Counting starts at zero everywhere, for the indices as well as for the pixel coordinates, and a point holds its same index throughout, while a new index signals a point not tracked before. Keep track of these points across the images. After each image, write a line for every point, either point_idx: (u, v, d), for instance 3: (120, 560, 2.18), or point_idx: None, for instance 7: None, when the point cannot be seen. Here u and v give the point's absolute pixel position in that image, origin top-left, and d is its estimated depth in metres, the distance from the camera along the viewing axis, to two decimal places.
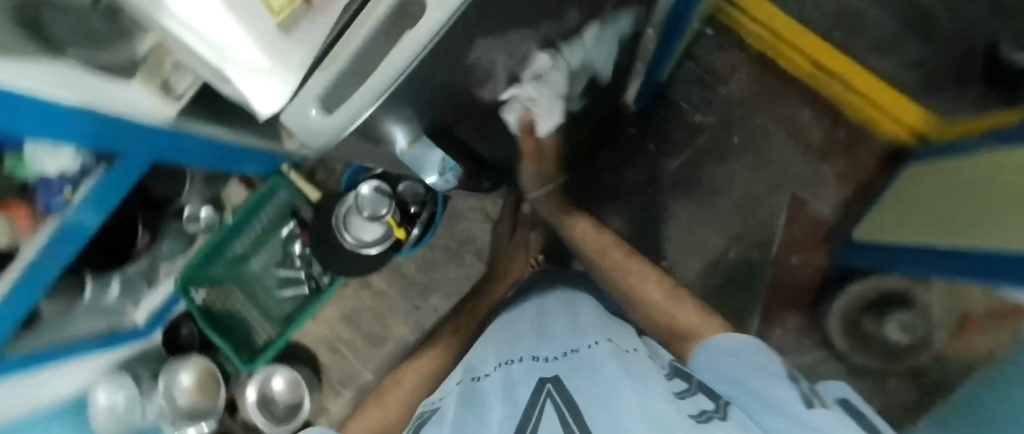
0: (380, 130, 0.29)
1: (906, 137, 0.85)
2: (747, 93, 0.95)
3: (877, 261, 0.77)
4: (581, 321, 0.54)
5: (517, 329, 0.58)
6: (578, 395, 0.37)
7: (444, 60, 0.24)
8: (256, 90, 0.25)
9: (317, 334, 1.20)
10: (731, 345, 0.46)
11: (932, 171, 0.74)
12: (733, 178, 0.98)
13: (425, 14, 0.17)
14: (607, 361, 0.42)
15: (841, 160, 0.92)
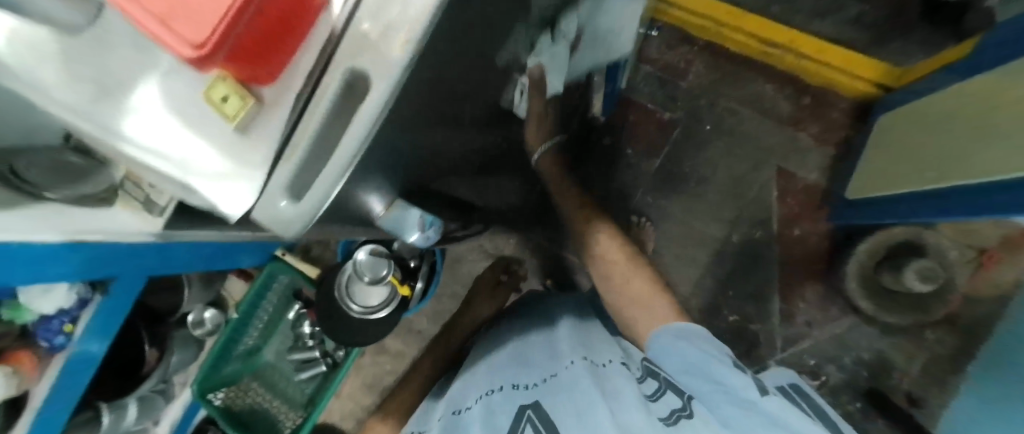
0: (354, 211, 0.28)
1: (869, 89, 0.88)
2: (706, 81, 0.98)
3: (879, 219, 0.75)
4: (555, 343, 0.60)
5: (497, 356, 0.63)
6: (554, 415, 0.48)
7: (404, 132, 0.24)
8: (218, 194, 0.23)
9: (343, 410, 1.17)
10: (685, 331, 0.54)
11: (907, 116, 0.76)
12: (716, 163, 0.98)
13: (374, 86, 0.19)
14: (583, 380, 0.50)
15: (814, 123, 0.93)
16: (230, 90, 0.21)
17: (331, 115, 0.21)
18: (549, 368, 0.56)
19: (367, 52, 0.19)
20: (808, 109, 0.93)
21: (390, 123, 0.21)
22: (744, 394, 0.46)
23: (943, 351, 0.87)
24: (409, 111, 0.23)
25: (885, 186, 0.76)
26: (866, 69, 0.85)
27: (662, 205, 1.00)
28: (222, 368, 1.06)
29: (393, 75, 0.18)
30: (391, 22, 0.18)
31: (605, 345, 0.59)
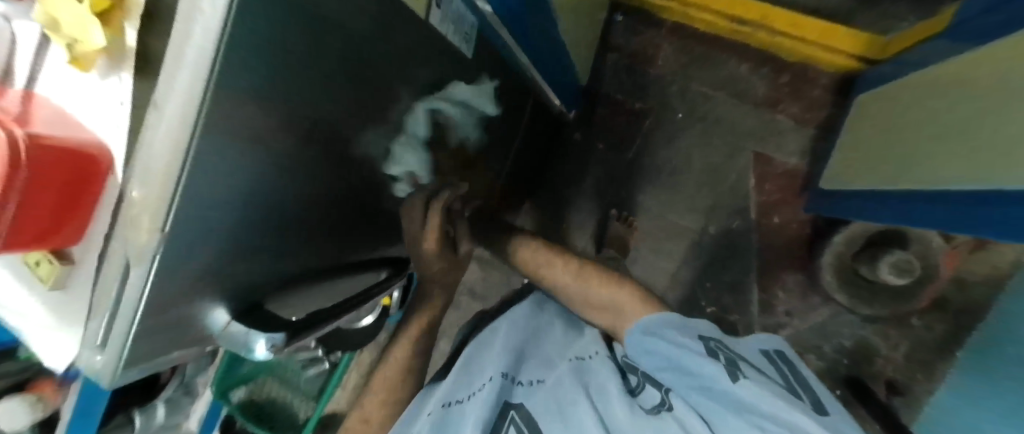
0: (191, 327, 0.30)
1: (851, 63, 0.80)
2: (676, 66, 0.92)
3: (849, 214, 0.70)
4: (548, 347, 0.57)
5: (482, 340, 0.58)
6: (541, 418, 0.46)
7: (212, 261, 0.27)
8: (54, 346, 0.27)
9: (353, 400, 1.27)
10: (657, 324, 0.54)
11: (884, 95, 0.69)
12: (690, 154, 0.93)
13: (149, 238, 0.21)
14: (573, 384, 0.48)
15: (794, 104, 0.87)
16: (42, 256, 0.26)
17: (117, 278, 0.22)
18: (536, 366, 0.53)
19: (128, 226, 0.21)
20: (785, 88, 0.87)
21: (171, 277, 0.24)
22: (717, 384, 0.46)
23: (930, 337, 0.84)
24: (204, 251, 0.26)
25: (858, 177, 0.70)
26: (847, 41, 0.78)
27: (636, 198, 0.97)
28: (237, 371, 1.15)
29: (149, 252, 0.21)
30: (140, 205, 0.20)
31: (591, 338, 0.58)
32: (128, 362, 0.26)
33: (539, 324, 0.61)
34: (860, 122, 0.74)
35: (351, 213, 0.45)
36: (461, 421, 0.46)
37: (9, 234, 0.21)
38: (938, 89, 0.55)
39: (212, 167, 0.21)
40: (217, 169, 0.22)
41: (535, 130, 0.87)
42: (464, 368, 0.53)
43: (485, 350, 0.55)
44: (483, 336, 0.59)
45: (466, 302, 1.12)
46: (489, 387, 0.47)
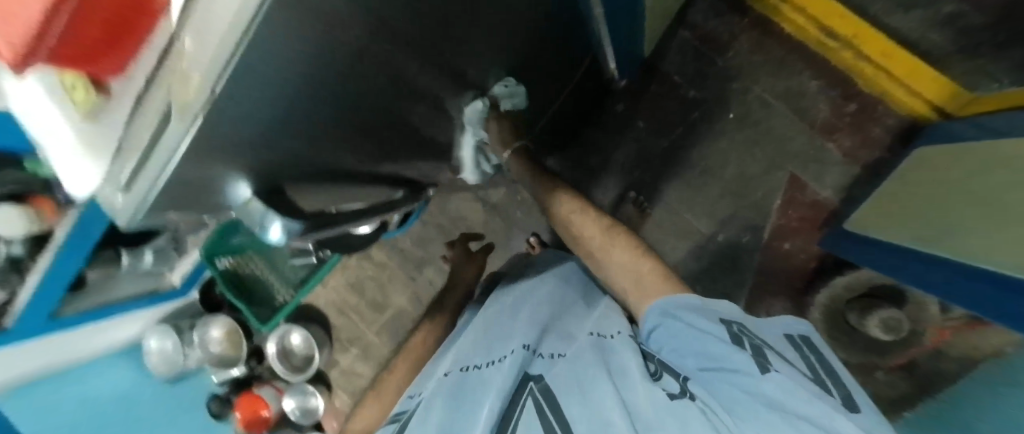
0: (215, 195, 0.30)
1: (922, 110, 0.78)
2: (746, 62, 0.86)
3: (881, 268, 0.70)
4: (565, 323, 0.58)
5: (505, 318, 0.61)
6: (553, 385, 0.46)
7: (246, 134, 0.24)
8: (68, 175, 0.25)
9: (329, 298, 1.30)
10: (682, 302, 0.50)
11: (946, 154, 0.66)
12: (727, 157, 0.90)
13: (196, 96, 0.18)
14: (590, 360, 0.47)
15: (849, 136, 0.83)
16: (80, 82, 0.26)
17: (158, 125, 0.20)
18: (557, 342, 0.53)
19: (178, 77, 0.18)
20: (847, 118, 0.82)
21: (210, 143, 0.21)
22: (739, 377, 0.42)
23: (887, 392, 0.87)
24: (245, 130, 0.23)
25: (912, 238, 0.68)
26: (928, 84, 0.76)
27: (659, 185, 0.95)
28: (229, 241, 1.19)
29: (193, 111, 0.18)
30: (189, 53, 0.18)
31: (610, 315, 0.57)
32: (149, 210, 0.25)
33: (564, 302, 0.62)
34: (911, 177, 0.71)
35: (399, 125, 0.44)
36: (482, 385, 0.48)
37: (45, 56, 0.19)
38: (1004, 160, 0.53)
39: (283, 28, 0.17)
40: (288, 37, 0.18)
41: (584, 93, 0.84)
42: (489, 339, 0.57)
43: (511, 325, 0.58)
44: (510, 313, 0.61)
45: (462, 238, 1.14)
46: (512, 360, 0.49)
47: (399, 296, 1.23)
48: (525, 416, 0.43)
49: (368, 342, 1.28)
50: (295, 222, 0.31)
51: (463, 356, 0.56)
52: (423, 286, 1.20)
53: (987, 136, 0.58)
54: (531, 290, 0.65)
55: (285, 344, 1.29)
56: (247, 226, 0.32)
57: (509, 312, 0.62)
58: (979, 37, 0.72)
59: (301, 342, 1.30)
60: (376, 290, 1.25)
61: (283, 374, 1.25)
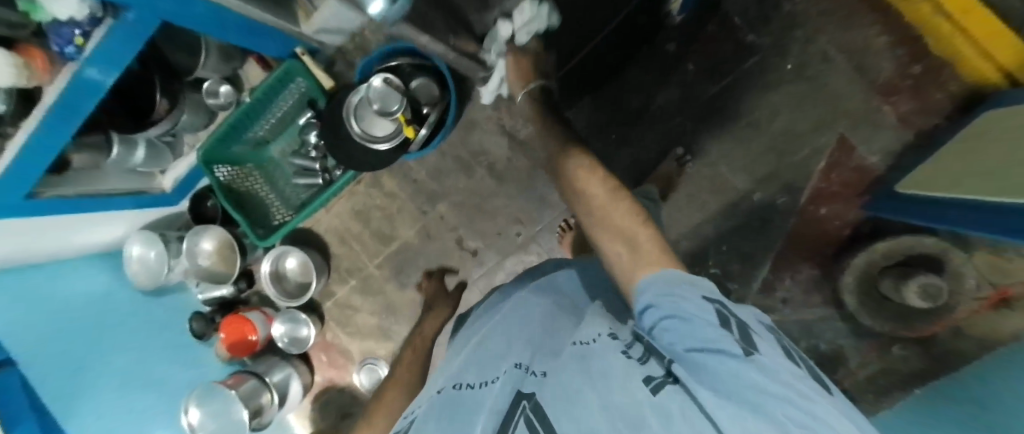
0: None
1: (993, 77, 0.73)
2: (813, 8, 0.82)
3: (927, 220, 0.67)
4: (554, 332, 0.43)
5: (490, 332, 0.47)
6: (551, 408, 0.30)
7: None
8: None
9: (331, 223, 1.23)
10: (663, 277, 0.31)
11: (1003, 117, 0.64)
12: (777, 112, 0.86)
13: None
14: (578, 372, 0.32)
15: (907, 99, 0.80)
16: None
17: None
18: (543, 354, 0.39)
19: None
20: (909, 80, 0.79)
21: None
22: (738, 377, 0.24)
23: (903, 367, 0.86)
24: None
25: (968, 188, 0.64)
26: (1005, 50, 0.71)
27: (699, 136, 0.90)
28: (231, 148, 1.13)
29: None
30: None
31: (594, 317, 0.41)
32: None
33: (548, 308, 0.48)
34: (972, 138, 0.69)
35: None
36: (471, 414, 0.34)
37: None
38: None
39: None
40: None
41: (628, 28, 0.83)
42: (482, 353, 0.43)
43: (500, 337, 0.45)
44: (491, 328, 0.47)
45: (481, 174, 1.08)
46: (499, 384, 0.35)
47: (408, 229, 1.17)
48: None
49: (368, 274, 1.22)
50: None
51: (456, 372, 0.42)
52: (433, 221, 1.14)
53: None
54: (522, 301, 0.51)
55: (279, 268, 1.22)
56: None
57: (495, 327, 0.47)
58: None
59: (297, 265, 1.22)
60: (382, 221, 1.19)
61: (276, 297, 1.18)
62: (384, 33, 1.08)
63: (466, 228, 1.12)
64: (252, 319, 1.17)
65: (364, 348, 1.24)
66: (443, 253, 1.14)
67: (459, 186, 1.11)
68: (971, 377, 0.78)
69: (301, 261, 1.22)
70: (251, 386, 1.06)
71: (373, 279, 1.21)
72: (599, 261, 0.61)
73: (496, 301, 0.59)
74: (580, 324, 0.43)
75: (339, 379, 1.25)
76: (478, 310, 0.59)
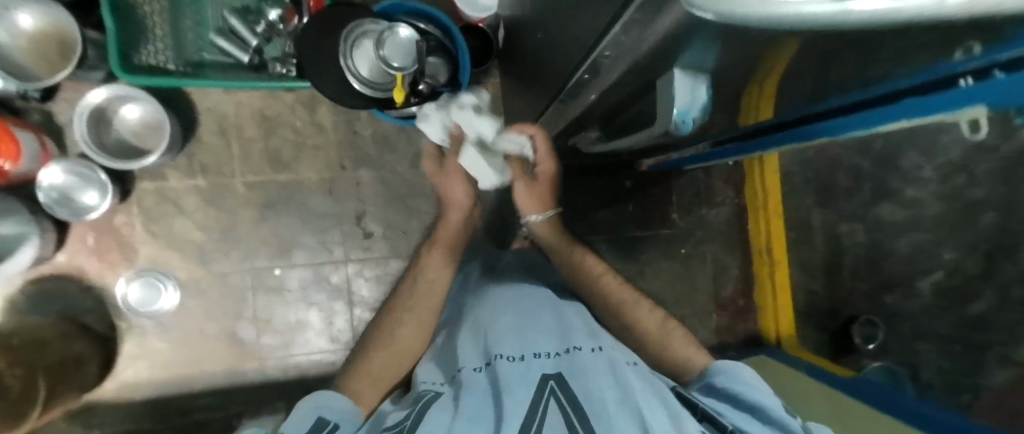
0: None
1: (771, 333, 1.19)
2: (718, 227, 1.19)
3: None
4: (568, 327, 0.62)
5: (515, 322, 0.62)
6: (577, 396, 0.51)
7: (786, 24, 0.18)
8: None
9: (218, 105, 0.96)
10: (730, 366, 0.59)
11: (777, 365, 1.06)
12: (661, 273, 1.18)
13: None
14: (597, 369, 0.54)
15: (725, 314, 1.19)
16: None
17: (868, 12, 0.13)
18: (558, 341, 0.59)
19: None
20: (733, 307, 1.21)
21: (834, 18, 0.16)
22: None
23: None
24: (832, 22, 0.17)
25: None
26: (785, 321, 1.17)
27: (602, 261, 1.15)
28: None
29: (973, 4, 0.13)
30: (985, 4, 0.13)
31: (598, 339, 0.61)
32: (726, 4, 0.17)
33: (561, 316, 0.64)
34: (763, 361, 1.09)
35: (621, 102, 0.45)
36: (519, 377, 0.53)
37: None
38: (841, 399, 0.88)
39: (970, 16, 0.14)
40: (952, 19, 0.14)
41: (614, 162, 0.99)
42: (523, 343, 0.58)
43: (535, 336, 0.60)
44: (522, 323, 0.62)
45: (424, 172, 1.04)
46: (533, 364, 0.55)
47: (311, 170, 1.01)
48: (556, 424, 0.48)
49: (226, 185, 0.97)
50: (706, 85, 0.31)
51: (495, 342, 0.59)
52: (346, 181, 1.02)
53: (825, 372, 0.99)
54: (538, 304, 0.67)
55: (109, 107, 0.88)
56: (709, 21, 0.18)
57: (525, 321, 0.62)
58: (817, 312, 1.13)
59: (137, 119, 0.91)
60: (288, 142, 1.00)
61: (78, 138, 0.84)
62: None
63: (375, 209, 1.03)
64: (20, 142, 0.79)
65: (156, 258, 0.94)
66: (334, 216, 1.01)
67: (397, 168, 1.04)
68: None
69: (148, 118, 0.91)
70: None
71: (228, 193, 0.97)
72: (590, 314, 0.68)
73: (506, 285, 0.73)
74: (580, 329, 0.62)
75: (92, 275, 0.91)
76: (483, 290, 0.73)
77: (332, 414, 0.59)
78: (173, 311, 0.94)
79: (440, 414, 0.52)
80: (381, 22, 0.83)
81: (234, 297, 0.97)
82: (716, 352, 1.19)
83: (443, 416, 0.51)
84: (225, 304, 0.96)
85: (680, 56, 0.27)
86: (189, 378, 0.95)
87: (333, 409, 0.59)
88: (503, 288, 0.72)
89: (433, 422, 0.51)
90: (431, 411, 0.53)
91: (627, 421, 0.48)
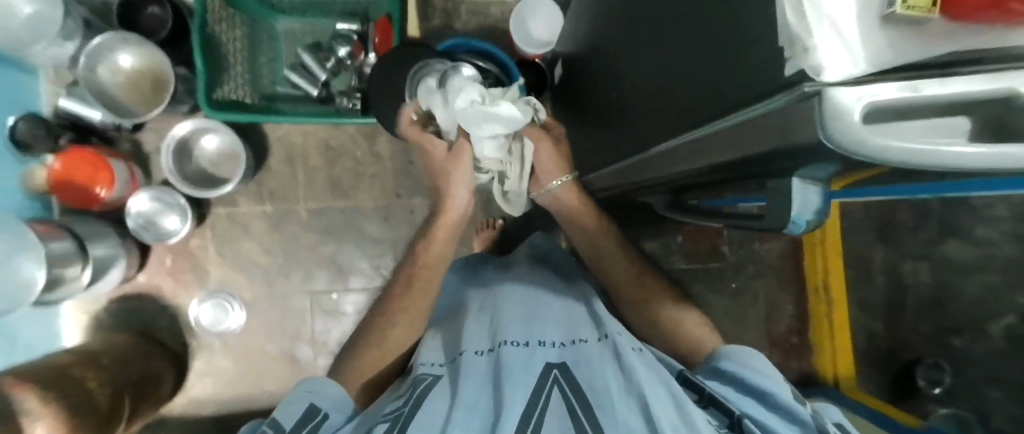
0: (867, 115, 0.21)
1: (829, 377, 1.12)
2: (771, 261, 1.16)
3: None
4: (571, 317, 0.61)
5: (514, 307, 0.61)
6: (581, 385, 0.48)
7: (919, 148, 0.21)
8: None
9: (287, 135, 1.02)
10: (733, 350, 0.56)
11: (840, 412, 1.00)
12: (711, 308, 1.16)
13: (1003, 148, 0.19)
14: (603, 358, 0.52)
15: (777, 353, 1.15)
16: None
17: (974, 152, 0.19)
18: (562, 331, 0.57)
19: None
20: (787, 344, 1.16)
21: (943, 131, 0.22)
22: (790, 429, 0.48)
23: None
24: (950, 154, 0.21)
25: None
26: (844, 365, 1.10)
27: None
28: None
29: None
30: None
31: (604, 323, 0.58)
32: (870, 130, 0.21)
33: (569, 308, 0.63)
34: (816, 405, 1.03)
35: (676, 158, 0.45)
36: (520, 364, 0.51)
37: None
38: None
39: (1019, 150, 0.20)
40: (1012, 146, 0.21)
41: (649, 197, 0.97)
42: (524, 326, 0.57)
43: (536, 324, 0.58)
44: (526, 307, 0.61)
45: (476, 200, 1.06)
46: (537, 352, 0.53)
47: (369, 197, 1.05)
48: (555, 413, 0.46)
49: (291, 211, 1.02)
50: (818, 188, 0.30)
51: (498, 328, 0.57)
52: (402, 208, 1.05)
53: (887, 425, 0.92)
54: (539, 293, 0.65)
55: (191, 138, 0.95)
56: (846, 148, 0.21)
57: (517, 308, 0.60)
58: (877, 354, 1.08)
59: (215, 149, 0.97)
60: (348, 171, 1.04)
61: (166, 170, 0.90)
62: (476, 21, 1.04)
63: None
64: (116, 171, 0.86)
65: (226, 279, 0.99)
66: (389, 242, 1.04)
67: None
68: None
69: (225, 148, 0.97)
70: (64, 248, 0.76)
71: (293, 219, 1.02)
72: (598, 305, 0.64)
73: (510, 278, 0.70)
74: (590, 322, 0.59)
75: (168, 294, 0.98)
76: (492, 285, 0.70)
77: (327, 402, 0.55)
78: (238, 331, 0.99)
79: (435, 401, 0.50)
80: (446, 61, 0.86)
81: (294, 319, 1.01)
82: None
83: (439, 403, 0.49)
84: (285, 325, 1.01)
85: (798, 166, 0.28)
86: (250, 396, 0.99)
87: (326, 395, 0.56)
88: (513, 274, 0.71)
89: (429, 413, 0.48)
90: (426, 401, 0.50)
91: (634, 410, 0.46)
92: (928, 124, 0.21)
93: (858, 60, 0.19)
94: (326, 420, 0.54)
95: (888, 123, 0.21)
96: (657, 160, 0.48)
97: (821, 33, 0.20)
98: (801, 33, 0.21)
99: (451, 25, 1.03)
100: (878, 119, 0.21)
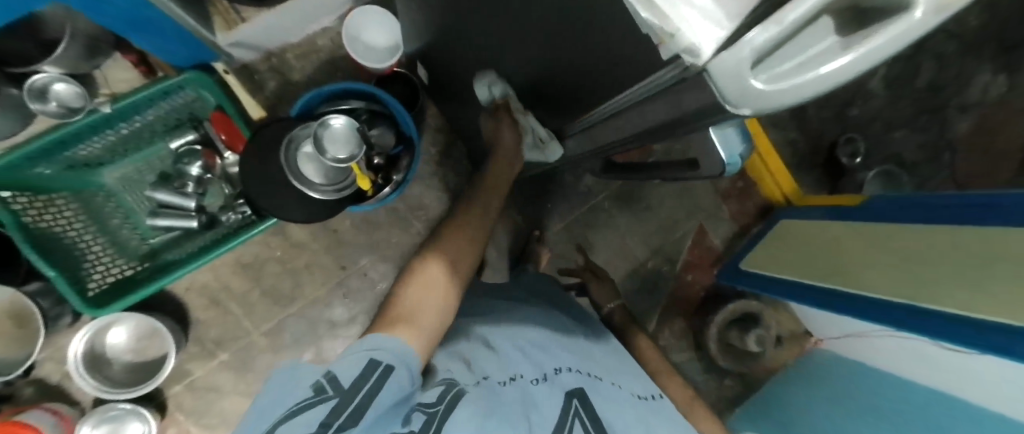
0: (759, 73, 0.20)
1: (779, 196, 1.21)
2: None
3: (782, 295, 1.00)
4: (592, 351, 0.62)
5: (531, 335, 0.60)
6: (600, 418, 0.52)
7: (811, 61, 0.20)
8: None
9: (194, 279, 0.92)
10: None
11: (796, 224, 1.08)
12: (665, 199, 1.23)
13: (878, 48, 0.18)
14: (618, 400, 0.55)
15: (735, 202, 1.25)
16: None
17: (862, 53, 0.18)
18: (578, 361, 0.59)
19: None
20: (738, 191, 1.25)
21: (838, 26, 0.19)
22: None
23: (733, 392, 1.20)
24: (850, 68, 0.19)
25: (800, 275, 0.98)
26: (784, 182, 1.18)
27: (612, 215, 1.20)
28: (36, 167, 0.75)
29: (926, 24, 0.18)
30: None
31: (630, 375, 0.61)
32: (765, 88, 0.20)
33: (579, 340, 0.64)
34: (781, 237, 1.10)
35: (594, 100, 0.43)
36: (539, 398, 0.51)
37: None
38: (870, 230, 0.86)
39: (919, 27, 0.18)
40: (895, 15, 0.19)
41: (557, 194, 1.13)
42: (539, 354, 0.57)
43: (554, 354, 0.58)
44: (538, 333, 0.61)
45: (418, 229, 1.02)
46: (556, 381, 0.54)
47: (316, 286, 0.97)
48: None
49: (248, 345, 0.94)
50: (733, 127, 0.33)
51: (505, 362, 0.55)
52: (354, 277, 0.99)
53: (829, 215, 0.98)
54: (555, 325, 0.65)
55: (95, 345, 0.84)
56: (750, 104, 0.21)
57: (530, 336, 0.60)
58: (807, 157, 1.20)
59: (129, 339, 0.86)
60: (280, 275, 0.96)
61: (92, 393, 0.79)
62: (312, 63, 0.94)
63: (394, 284, 1.00)
64: (40, 425, 0.75)
65: None
66: (362, 316, 0.98)
67: (391, 239, 1.01)
68: (760, 391, 1.19)
69: (139, 332, 0.86)
70: None
71: (256, 351, 0.94)
72: (616, 345, 0.67)
73: (486, 311, 0.67)
74: (604, 359, 0.62)
75: None
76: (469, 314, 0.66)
77: (387, 355, 0.47)
78: None
79: (465, 409, 0.46)
80: (312, 120, 0.79)
81: None
82: (742, 236, 1.26)
83: (471, 410, 0.46)
84: None
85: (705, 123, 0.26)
86: None
87: (385, 349, 0.48)
88: (497, 303, 0.70)
89: (459, 423, 0.44)
90: (461, 403, 0.47)
91: None
92: (796, 49, 0.20)
93: (721, 18, 0.19)
94: (386, 377, 0.46)
95: (762, 66, 0.20)
96: (600, 129, 0.46)
97: (679, 10, 0.19)
98: (655, 19, 0.19)
99: (287, 78, 0.93)
100: (754, 71, 0.20)
